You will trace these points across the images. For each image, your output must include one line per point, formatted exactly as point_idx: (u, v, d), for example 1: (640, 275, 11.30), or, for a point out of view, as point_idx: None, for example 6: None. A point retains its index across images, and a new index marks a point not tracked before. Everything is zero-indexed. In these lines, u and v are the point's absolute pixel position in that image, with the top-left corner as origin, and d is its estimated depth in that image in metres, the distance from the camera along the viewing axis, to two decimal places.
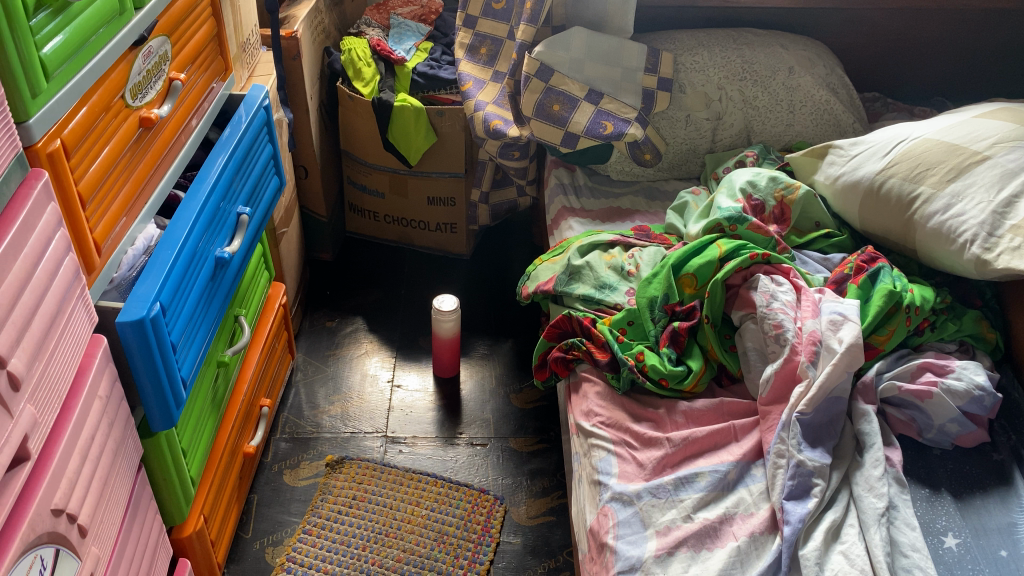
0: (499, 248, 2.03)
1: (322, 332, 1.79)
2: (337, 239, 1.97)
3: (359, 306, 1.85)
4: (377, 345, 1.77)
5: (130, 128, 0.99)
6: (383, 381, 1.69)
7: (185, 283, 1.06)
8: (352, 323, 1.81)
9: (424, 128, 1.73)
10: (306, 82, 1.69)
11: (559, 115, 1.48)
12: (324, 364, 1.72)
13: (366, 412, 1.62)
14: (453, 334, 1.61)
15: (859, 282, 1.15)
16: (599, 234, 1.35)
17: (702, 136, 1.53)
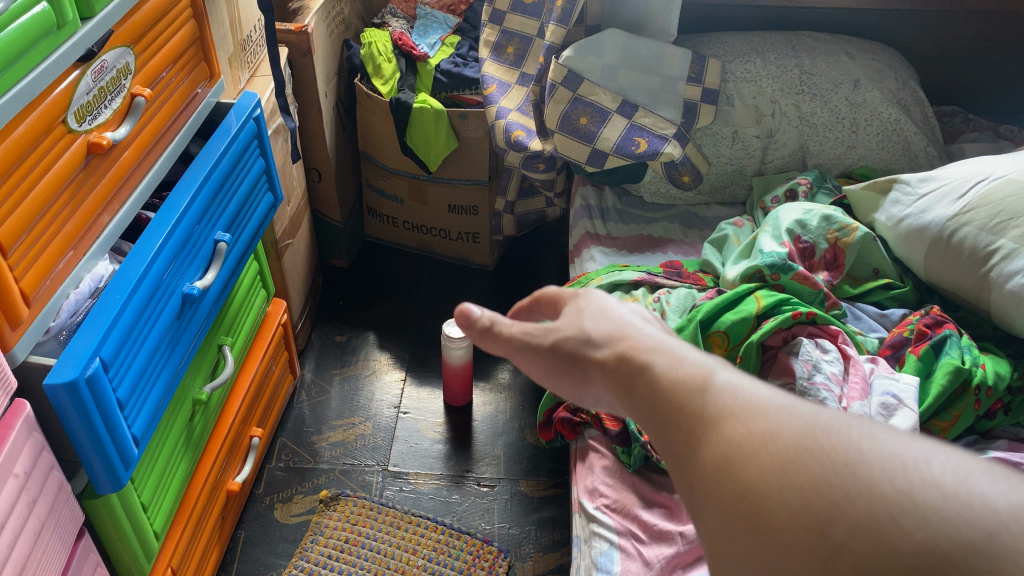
0: (528, 260, 1.89)
1: (330, 347, 1.67)
2: (354, 244, 1.85)
3: (372, 320, 1.73)
4: (386, 363, 1.64)
5: (75, 156, 0.87)
6: (390, 407, 1.55)
7: (139, 328, 0.94)
8: (364, 338, 1.69)
9: (445, 132, 1.59)
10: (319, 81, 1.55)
11: (586, 130, 1.31)
12: (329, 383, 1.60)
13: (369, 440, 1.49)
14: (466, 363, 1.48)
15: (918, 355, 0.98)
16: (622, 271, 1.19)
17: (750, 156, 1.35)
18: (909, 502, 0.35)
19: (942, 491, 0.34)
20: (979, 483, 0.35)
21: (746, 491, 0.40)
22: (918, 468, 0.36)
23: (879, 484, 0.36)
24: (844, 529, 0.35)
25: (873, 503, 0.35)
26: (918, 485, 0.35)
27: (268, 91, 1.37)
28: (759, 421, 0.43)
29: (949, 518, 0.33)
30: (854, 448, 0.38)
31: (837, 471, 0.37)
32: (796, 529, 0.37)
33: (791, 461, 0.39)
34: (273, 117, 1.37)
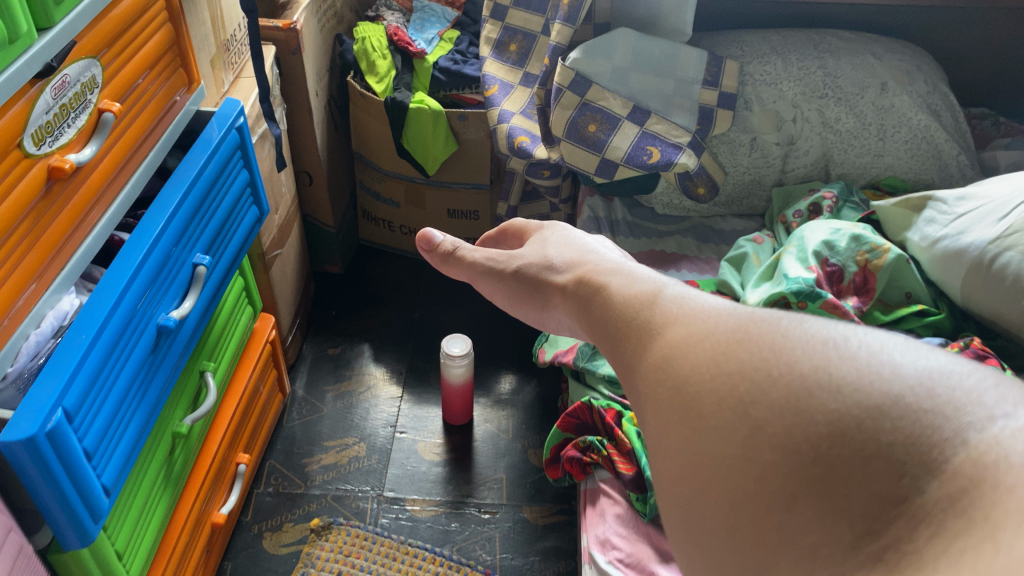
0: None
1: (322, 361, 1.59)
2: (348, 249, 1.77)
3: (366, 331, 1.64)
4: (382, 378, 1.56)
5: (34, 183, 0.78)
6: (385, 426, 1.48)
7: (109, 367, 0.86)
8: (358, 350, 1.61)
9: (444, 134, 1.50)
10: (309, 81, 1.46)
11: (594, 138, 1.22)
12: (321, 400, 1.52)
13: (363, 463, 1.42)
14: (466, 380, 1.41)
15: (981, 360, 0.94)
16: None
17: (769, 165, 1.27)
18: (823, 374, 0.37)
19: (850, 360, 0.37)
20: (869, 358, 0.37)
21: (682, 380, 0.43)
22: (834, 346, 0.39)
23: (799, 364, 0.38)
24: (760, 404, 0.38)
25: (784, 375, 0.38)
26: (834, 361, 0.37)
27: (251, 95, 1.28)
28: (695, 325, 0.48)
29: (850, 384, 0.36)
30: (767, 338, 0.42)
31: (764, 356, 0.40)
32: (721, 409, 0.39)
33: (724, 355, 0.42)
34: (259, 123, 1.28)
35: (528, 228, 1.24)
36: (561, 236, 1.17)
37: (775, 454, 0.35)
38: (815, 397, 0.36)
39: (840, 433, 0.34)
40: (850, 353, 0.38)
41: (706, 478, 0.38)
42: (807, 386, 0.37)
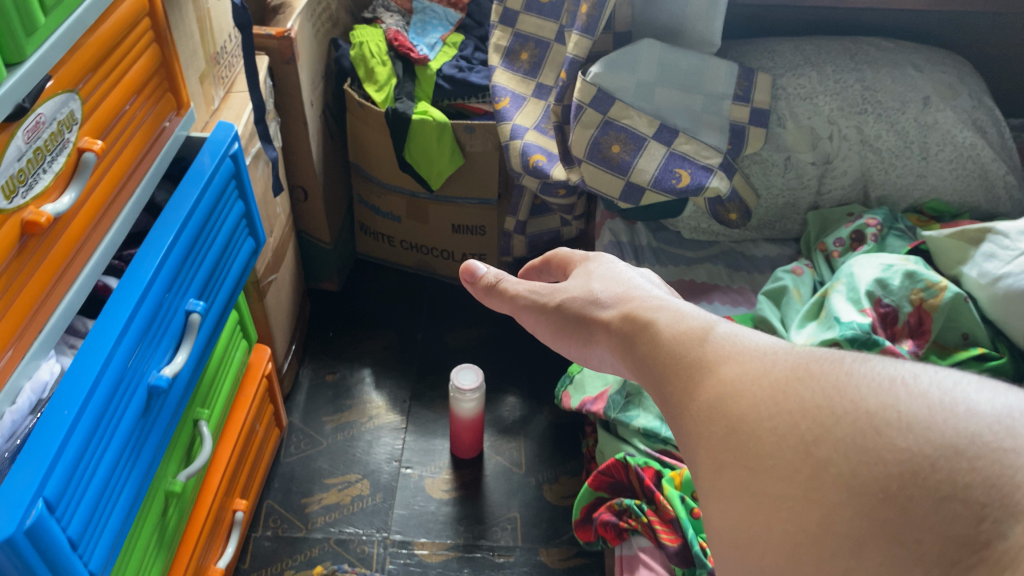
0: None
1: (320, 388, 1.49)
2: (345, 265, 1.67)
3: (366, 354, 1.55)
4: (384, 406, 1.47)
5: (6, 241, 0.68)
6: (389, 460, 1.39)
7: (97, 439, 0.76)
8: (358, 375, 1.52)
9: (450, 148, 1.40)
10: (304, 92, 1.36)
11: (619, 161, 1.14)
12: (321, 431, 1.43)
13: (367, 502, 1.33)
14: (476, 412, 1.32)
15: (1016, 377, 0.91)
16: None
17: (804, 187, 1.19)
18: (891, 414, 0.36)
19: (918, 398, 0.36)
20: (938, 396, 0.36)
21: (741, 422, 0.42)
22: (900, 386, 0.38)
23: (864, 404, 0.37)
24: (829, 445, 0.37)
25: (851, 416, 0.37)
26: (903, 400, 0.36)
27: (243, 114, 1.16)
28: (754, 366, 0.45)
29: (923, 426, 0.35)
30: (826, 376, 0.41)
31: (826, 397, 0.39)
32: (783, 449, 0.39)
33: (783, 394, 0.41)
34: (252, 142, 1.18)
35: (572, 259, 1.10)
36: (608, 270, 1.04)
37: (841, 492, 0.35)
38: (884, 443, 0.35)
39: (909, 472, 0.33)
40: (917, 392, 0.37)
41: (772, 521, 0.37)
42: (875, 428, 0.36)
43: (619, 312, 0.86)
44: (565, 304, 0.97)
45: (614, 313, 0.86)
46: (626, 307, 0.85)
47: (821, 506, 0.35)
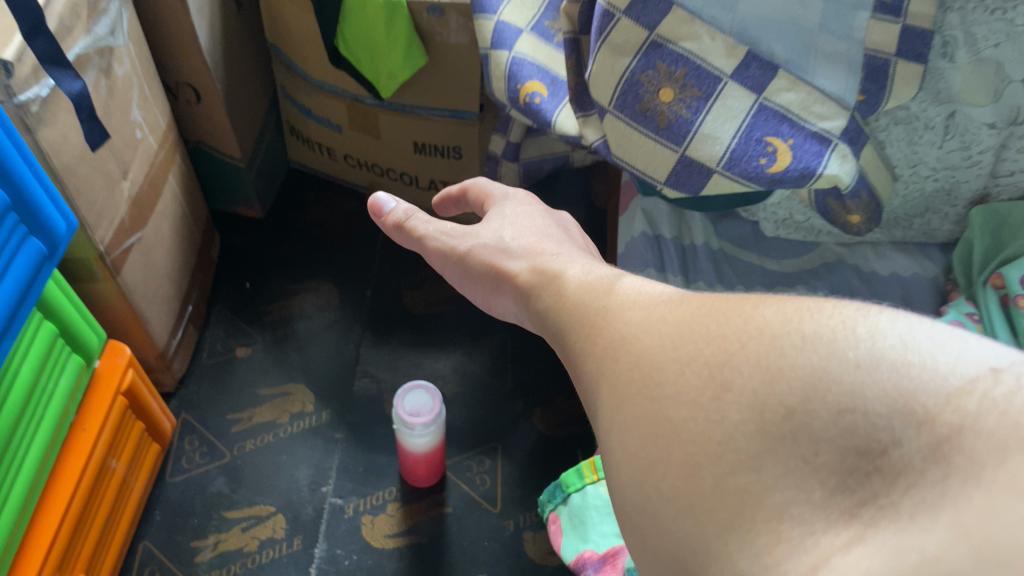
0: None
1: (227, 371, 1.10)
2: (270, 181, 1.23)
3: (294, 317, 1.15)
4: (311, 402, 1.08)
5: None
6: (310, 484, 1.02)
7: None
8: (281, 347, 1.12)
9: (406, 43, 0.92)
10: None
11: (670, 117, 0.68)
12: (224, 434, 1.05)
13: (281, 550, 0.97)
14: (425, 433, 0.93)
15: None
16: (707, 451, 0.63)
17: (970, 162, 0.72)
18: (796, 336, 0.36)
19: (810, 322, 0.36)
20: (851, 340, 0.34)
21: (655, 362, 0.40)
22: (811, 312, 0.37)
23: (765, 322, 0.38)
24: (733, 368, 0.36)
25: (759, 354, 0.36)
26: (807, 321, 0.36)
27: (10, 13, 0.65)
28: (671, 314, 0.43)
29: (831, 347, 0.34)
30: (725, 315, 0.40)
31: (732, 323, 0.39)
32: (685, 377, 0.38)
33: (690, 328, 0.40)
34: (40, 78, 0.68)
35: (492, 193, 0.79)
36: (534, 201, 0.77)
37: (744, 410, 0.35)
38: (790, 369, 0.35)
39: (813, 389, 0.33)
40: (811, 312, 0.37)
41: (672, 444, 0.36)
42: (789, 368, 0.35)
43: (533, 264, 0.61)
44: (472, 252, 0.69)
45: (527, 272, 0.61)
46: (544, 260, 0.61)
47: (725, 426, 0.35)
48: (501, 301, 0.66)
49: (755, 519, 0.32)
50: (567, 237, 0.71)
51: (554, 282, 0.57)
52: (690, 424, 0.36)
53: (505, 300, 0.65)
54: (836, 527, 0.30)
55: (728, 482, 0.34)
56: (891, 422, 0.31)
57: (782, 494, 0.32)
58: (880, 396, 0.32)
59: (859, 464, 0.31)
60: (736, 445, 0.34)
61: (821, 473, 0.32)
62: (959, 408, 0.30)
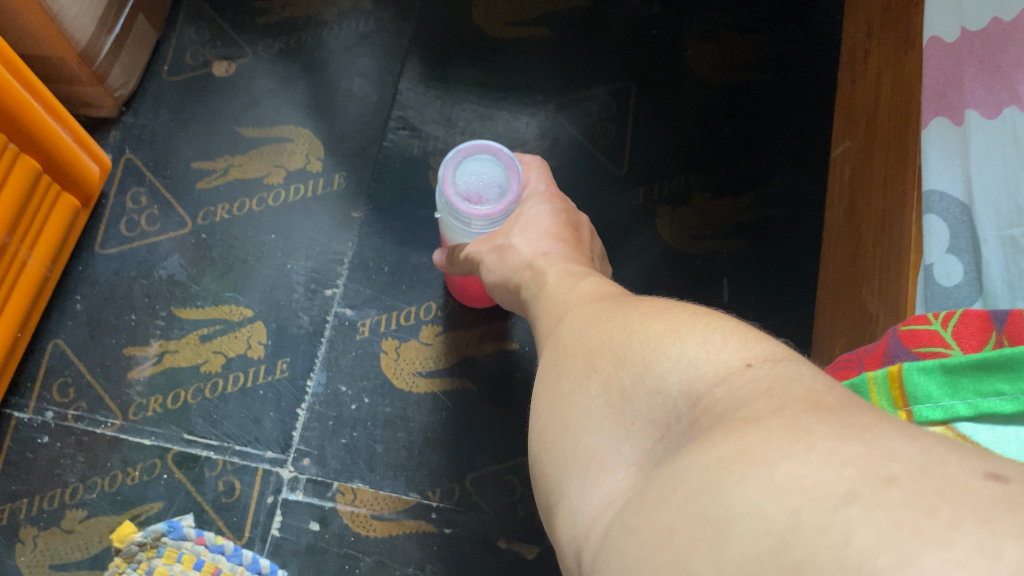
0: None
1: (197, 96, 0.72)
2: None
3: (304, 20, 0.74)
4: (319, 158, 0.71)
5: None
6: (310, 281, 0.67)
7: None
8: (281, 64, 0.73)
9: None
10: None
11: None
12: (185, 191, 0.69)
13: (258, 377, 0.64)
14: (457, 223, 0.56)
15: (963, 356, 0.30)
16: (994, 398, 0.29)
17: None
18: (649, 327, 0.24)
19: (663, 315, 0.25)
20: (680, 332, 0.23)
21: (562, 348, 0.28)
22: (684, 307, 0.25)
23: (651, 316, 0.25)
24: (607, 351, 0.25)
25: (618, 345, 0.25)
26: (667, 310, 0.25)
27: None
28: (606, 306, 0.29)
29: (667, 331, 0.23)
30: (632, 306, 0.27)
31: (630, 313, 0.26)
32: (573, 357, 0.27)
33: (609, 314, 0.28)
34: None
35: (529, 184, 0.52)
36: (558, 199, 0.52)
37: (598, 385, 0.24)
38: (630, 354, 0.24)
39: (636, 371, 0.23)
40: (671, 306, 0.26)
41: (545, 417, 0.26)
42: (629, 354, 0.24)
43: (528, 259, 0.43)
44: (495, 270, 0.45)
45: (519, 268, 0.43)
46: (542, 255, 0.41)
47: (579, 400, 0.25)
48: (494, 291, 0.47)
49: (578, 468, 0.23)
50: (577, 236, 0.49)
51: (537, 280, 0.40)
52: (567, 395, 0.25)
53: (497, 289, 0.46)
54: (619, 475, 0.22)
55: (558, 452, 0.24)
56: (676, 396, 0.22)
57: (602, 451, 0.23)
58: (678, 372, 0.22)
59: (655, 431, 0.22)
60: (584, 417, 0.24)
61: (635, 439, 0.22)
62: (710, 393, 0.21)
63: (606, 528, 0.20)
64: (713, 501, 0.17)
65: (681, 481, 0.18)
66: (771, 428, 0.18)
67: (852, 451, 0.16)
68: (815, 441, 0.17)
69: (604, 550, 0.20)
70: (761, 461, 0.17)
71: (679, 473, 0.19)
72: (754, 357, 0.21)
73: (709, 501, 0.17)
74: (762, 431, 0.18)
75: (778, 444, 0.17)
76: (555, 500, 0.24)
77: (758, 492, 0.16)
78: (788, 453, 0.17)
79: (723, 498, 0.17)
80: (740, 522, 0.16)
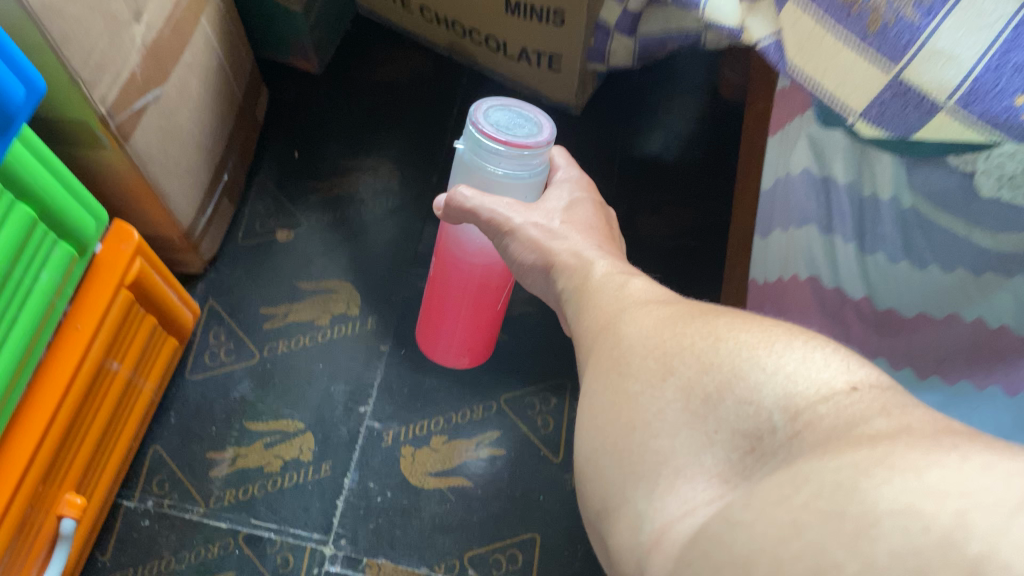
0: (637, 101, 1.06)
1: (265, 255, 0.95)
2: (332, 30, 1.07)
3: (347, 199, 1.00)
4: (357, 304, 0.94)
5: None
6: (348, 399, 0.88)
7: None
8: (329, 232, 0.98)
9: None
10: None
11: (888, 19, 0.47)
12: (254, 330, 0.91)
13: (308, 475, 0.84)
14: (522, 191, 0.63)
15: None
16: None
17: None
18: (730, 342, 0.34)
19: (745, 331, 0.35)
20: (771, 350, 0.33)
21: (626, 351, 0.38)
22: (779, 336, 0.34)
23: (721, 335, 0.35)
24: (683, 359, 0.35)
25: (701, 352, 0.35)
26: (735, 332, 0.35)
27: None
28: (658, 320, 0.40)
29: (753, 356, 0.33)
30: (694, 320, 0.38)
31: (706, 333, 0.36)
32: (644, 361, 0.36)
33: (678, 326, 0.38)
34: None
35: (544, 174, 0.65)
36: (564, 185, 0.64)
37: (677, 389, 0.34)
38: (717, 363, 0.33)
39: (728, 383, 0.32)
40: (746, 324, 0.36)
41: (618, 413, 0.35)
42: (717, 363, 0.33)
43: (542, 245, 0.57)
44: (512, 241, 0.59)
45: (564, 251, 0.55)
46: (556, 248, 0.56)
47: (654, 404, 0.34)
48: (526, 272, 0.60)
49: (658, 472, 0.32)
50: (593, 220, 0.62)
51: (585, 268, 0.52)
52: (638, 398, 0.35)
53: (532, 278, 0.60)
54: (710, 485, 0.31)
55: (632, 448, 0.34)
56: (772, 410, 0.31)
57: (680, 457, 0.32)
58: (775, 389, 0.31)
59: (743, 445, 0.31)
60: (659, 420, 0.33)
61: (719, 450, 0.31)
62: (808, 417, 0.30)
63: (711, 520, 0.29)
64: (853, 497, 0.25)
65: (813, 483, 0.26)
66: (901, 447, 0.26)
67: (1004, 465, 0.25)
68: (961, 456, 0.25)
69: (706, 537, 0.28)
70: (901, 469, 0.25)
71: (803, 475, 0.27)
72: (852, 382, 0.31)
73: (848, 499, 0.25)
74: (895, 446, 0.26)
75: (929, 458, 0.25)
76: (623, 499, 0.33)
77: (905, 493, 0.24)
78: (936, 466, 0.25)
79: (862, 496, 0.24)
80: (887, 518, 0.23)
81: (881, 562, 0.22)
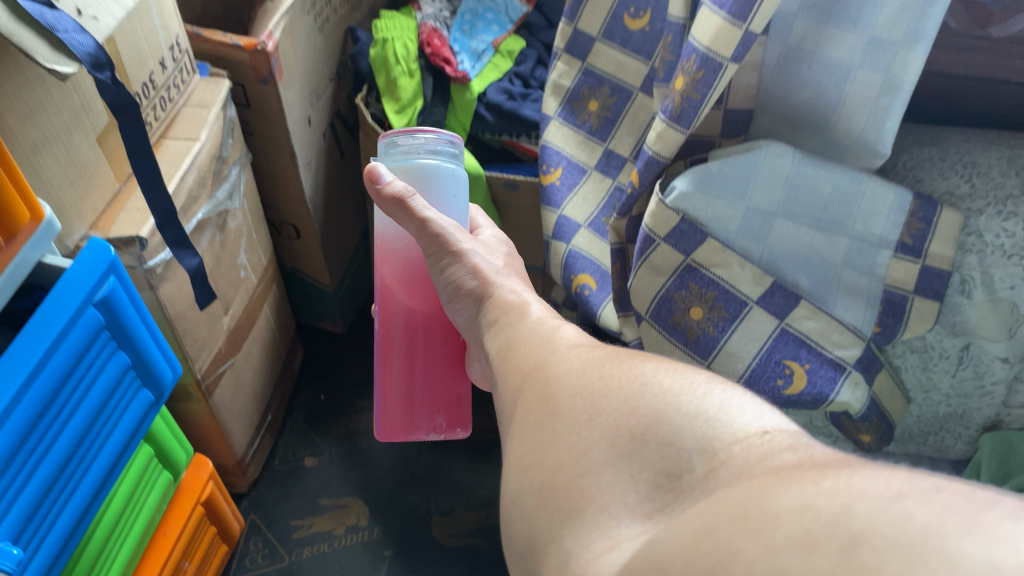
0: None
1: (294, 478, 1.22)
2: (352, 302, 1.40)
3: (359, 431, 1.28)
4: (366, 517, 1.18)
5: None
6: None
7: None
8: (345, 458, 1.24)
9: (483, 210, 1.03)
10: (297, 128, 1.01)
11: (699, 333, 0.77)
12: (284, 537, 1.15)
13: None
14: (454, 198, 0.72)
15: None
16: None
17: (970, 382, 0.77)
18: (657, 386, 0.44)
19: (668, 378, 0.45)
20: (691, 397, 0.42)
21: (554, 394, 0.48)
22: (689, 389, 0.43)
23: (646, 378, 0.45)
24: (611, 400, 0.44)
25: (628, 396, 0.44)
26: (651, 376, 0.45)
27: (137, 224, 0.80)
28: (575, 364, 0.50)
29: (675, 399, 0.42)
30: (616, 365, 0.48)
31: (628, 378, 0.46)
32: (576, 400, 0.46)
33: (596, 372, 0.48)
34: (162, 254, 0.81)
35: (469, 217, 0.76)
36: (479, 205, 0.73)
37: (604, 430, 0.43)
38: (643, 409, 0.42)
39: (654, 423, 0.41)
40: (655, 370, 0.46)
41: (551, 447, 0.44)
42: (642, 408, 0.43)
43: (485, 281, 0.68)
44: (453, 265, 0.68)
45: (504, 287, 0.67)
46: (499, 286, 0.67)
47: (584, 442, 0.43)
48: (459, 296, 0.69)
49: (586, 508, 0.40)
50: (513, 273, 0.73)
51: (521, 309, 0.64)
52: (567, 435, 0.44)
53: (459, 306, 0.69)
54: (634, 520, 0.38)
55: (565, 484, 0.42)
56: (689, 452, 0.39)
57: (603, 494, 0.40)
58: (692, 435, 0.40)
59: (663, 482, 0.39)
60: (587, 458, 0.42)
61: (641, 489, 0.39)
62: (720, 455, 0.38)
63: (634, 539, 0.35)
64: (760, 501, 0.31)
65: (719, 500, 0.33)
66: (802, 469, 0.33)
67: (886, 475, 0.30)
68: (854, 472, 0.31)
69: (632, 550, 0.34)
70: (802, 484, 0.31)
71: (716, 496, 0.34)
72: (763, 429, 0.39)
73: (754, 504, 0.31)
74: (792, 470, 0.33)
75: (823, 472, 0.31)
76: (555, 538, 0.40)
77: (799, 498, 0.29)
78: (833, 476, 0.30)
79: (770, 500, 0.30)
80: (786, 513, 0.29)
81: (780, 541, 0.28)
